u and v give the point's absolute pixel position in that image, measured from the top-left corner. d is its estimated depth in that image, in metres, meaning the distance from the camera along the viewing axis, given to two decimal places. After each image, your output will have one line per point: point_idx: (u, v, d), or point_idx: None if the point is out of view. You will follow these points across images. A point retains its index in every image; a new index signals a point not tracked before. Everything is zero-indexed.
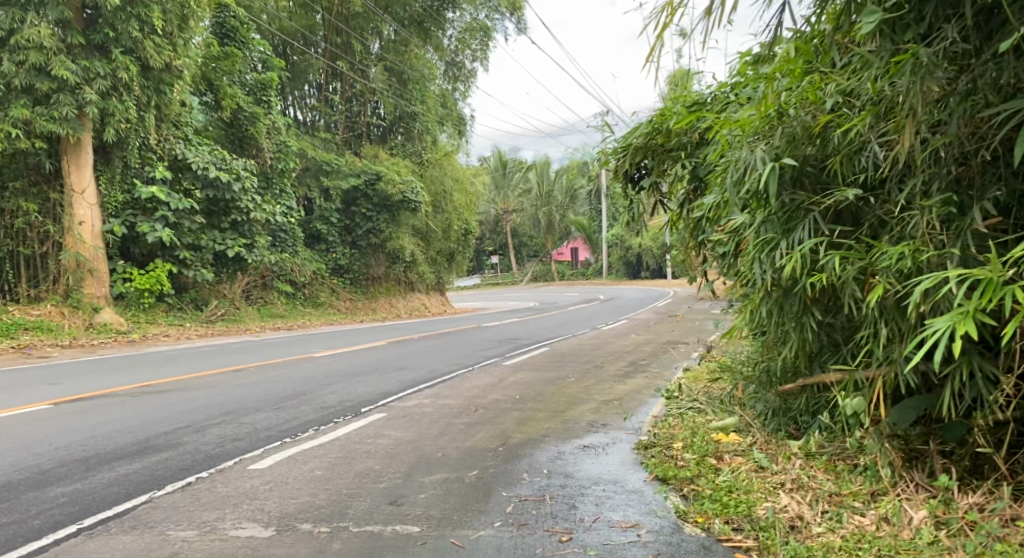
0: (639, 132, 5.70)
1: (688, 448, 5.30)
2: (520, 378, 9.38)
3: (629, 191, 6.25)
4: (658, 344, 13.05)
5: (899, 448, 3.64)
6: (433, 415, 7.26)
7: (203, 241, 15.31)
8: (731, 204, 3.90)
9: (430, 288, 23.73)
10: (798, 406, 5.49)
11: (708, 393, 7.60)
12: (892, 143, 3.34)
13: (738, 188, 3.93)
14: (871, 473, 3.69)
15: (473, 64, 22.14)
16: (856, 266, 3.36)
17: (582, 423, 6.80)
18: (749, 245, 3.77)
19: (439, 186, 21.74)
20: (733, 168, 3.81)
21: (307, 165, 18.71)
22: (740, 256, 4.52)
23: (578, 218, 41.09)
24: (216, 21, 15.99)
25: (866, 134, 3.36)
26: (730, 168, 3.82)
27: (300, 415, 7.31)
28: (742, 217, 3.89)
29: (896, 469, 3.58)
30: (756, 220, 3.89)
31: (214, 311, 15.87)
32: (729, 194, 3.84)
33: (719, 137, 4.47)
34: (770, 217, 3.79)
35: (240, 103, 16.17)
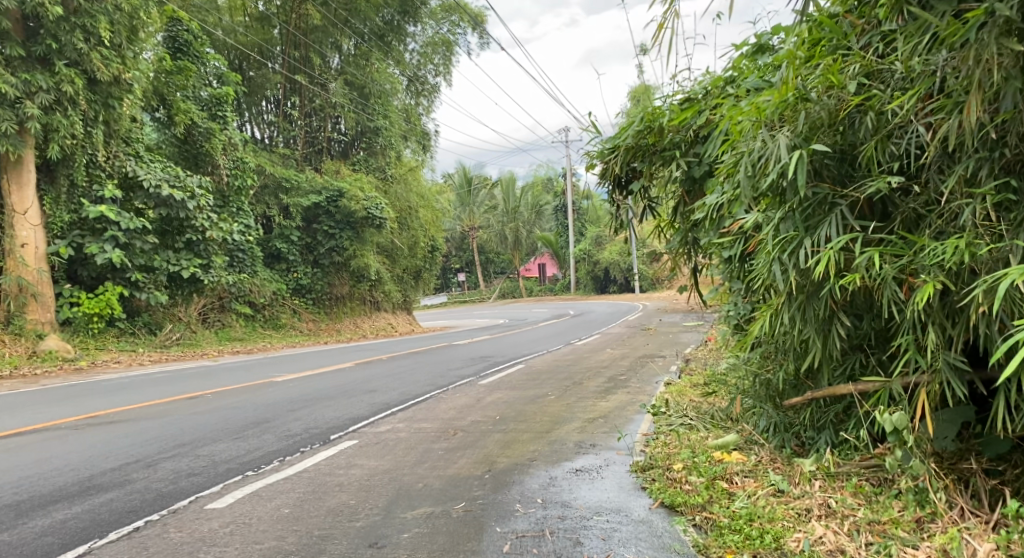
0: (629, 132, 5.36)
1: (692, 469, 4.92)
2: (497, 398, 8.92)
3: (616, 197, 5.92)
4: (635, 359, 12.73)
5: (943, 472, 3.33)
6: (409, 441, 6.75)
7: (156, 262, 14.50)
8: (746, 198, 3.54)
9: (397, 306, 23.15)
10: (803, 421, 5.22)
11: (699, 408, 7.26)
12: (936, 124, 3.05)
13: (753, 182, 3.57)
14: (911, 496, 3.36)
15: (435, 79, 21.86)
16: (895, 264, 3.05)
17: (569, 445, 6.38)
18: (768, 244, 3.41)
19: (404, 202, 21.22)
20: (748, 159, 3.47)
21: (266, 182, 18.09)
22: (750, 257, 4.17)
23: (544, 233, 40.93)
24: (168, 35, 15.30)
25: (906, 114, 3.08)
26: (745, 160, 3.47)
27: (263, 445, 6.72)
28: (757, 214, 3.53)
29: (945, 491, 3.26)
30: (773, 218, 3.54)
31: (169, 336, 15.01)
32: (745, 188, 3.49)
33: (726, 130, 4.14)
34: (789, 212, 3.43)
35: (195, 118, 15.45)
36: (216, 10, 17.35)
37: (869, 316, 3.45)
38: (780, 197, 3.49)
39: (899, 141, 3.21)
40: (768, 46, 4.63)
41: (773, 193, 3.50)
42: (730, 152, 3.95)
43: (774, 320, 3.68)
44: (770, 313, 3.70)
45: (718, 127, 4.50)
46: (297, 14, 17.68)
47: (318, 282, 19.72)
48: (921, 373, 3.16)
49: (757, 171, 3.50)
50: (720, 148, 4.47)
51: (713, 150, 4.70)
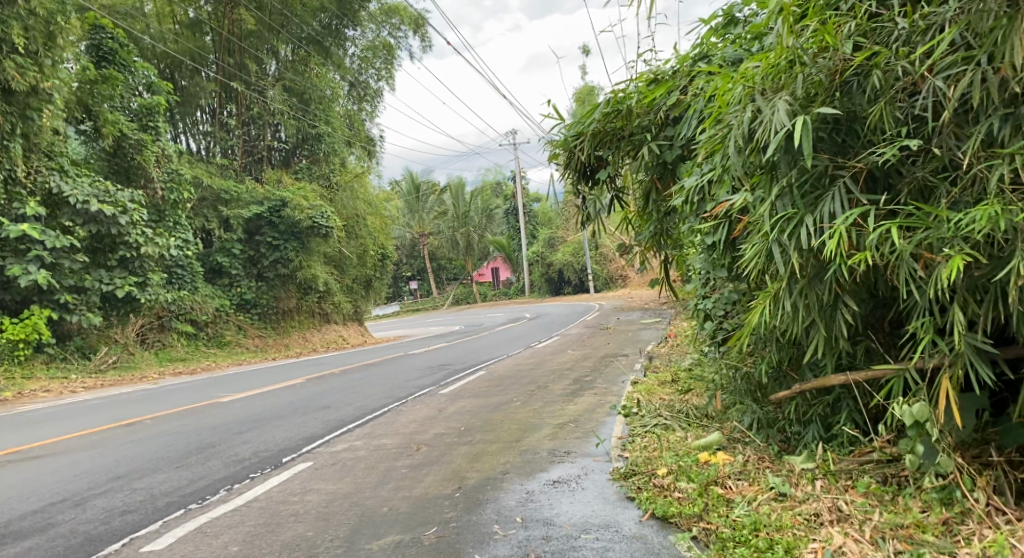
0: (594, 117, 5.02)
1: (679, 474, 4.59)
2: (460, 407, 8.47)
3: (580, 188, 5.59)
4: (597, 359, 12.43)
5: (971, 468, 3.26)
6: (369, 460, 6.27)
7: (87, 282, 13.54)
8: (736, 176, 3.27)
9: (348, 318, 22.42)
10: (787, 415, 5.00)
11: (672, 407, 6.99)
12: (953, 82, 2.92)
13: (743, 157, 3.32)
14: (934, 494, 3.30)
15: (378, 84, 21.19)
16: (914, 238, 2.87)
17: (542, 454, 6.02)
18: (764, 224, 3.13)
19: (351, 210, 20.58)
20: (736, 133, 3.21)
21: (203, 194, 17.23)
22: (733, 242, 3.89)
23: (496, 237, 40.58)
24: (91, 44, 14.33)
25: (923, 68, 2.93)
26: (733, 133, 3.21)
27: (209, 472, 6.13)
28: (749, 193, 3.29)
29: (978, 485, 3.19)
30: (765, 196, 3.28)
31: (104, 359, 14.05)
32: (734, 164, 3.23)
33: (709, 106, 3.85)
34: (785, 189, 3.18)
35: (124, 129, 14.54)
36: (144, 15, 16.36)
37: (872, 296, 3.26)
38: (773, 173, 3.25)
39: (905, 105, 3.05)
40: (740, 18, 4.37)
41: (766, 169, 3.26)
42: (711, 129, 3.70)
43: (767, 310, 3.39)
44: (763, 302, 3.41)
45: (694, 105, 4.25)
46: (229, 19, 16.88)
47: (264, 296, 18.89)
48: (940, 356, 3.04)
49: (747, 147, 3.26)
50: (698, 127, 4.21)
51: (689, 131, 4.44)
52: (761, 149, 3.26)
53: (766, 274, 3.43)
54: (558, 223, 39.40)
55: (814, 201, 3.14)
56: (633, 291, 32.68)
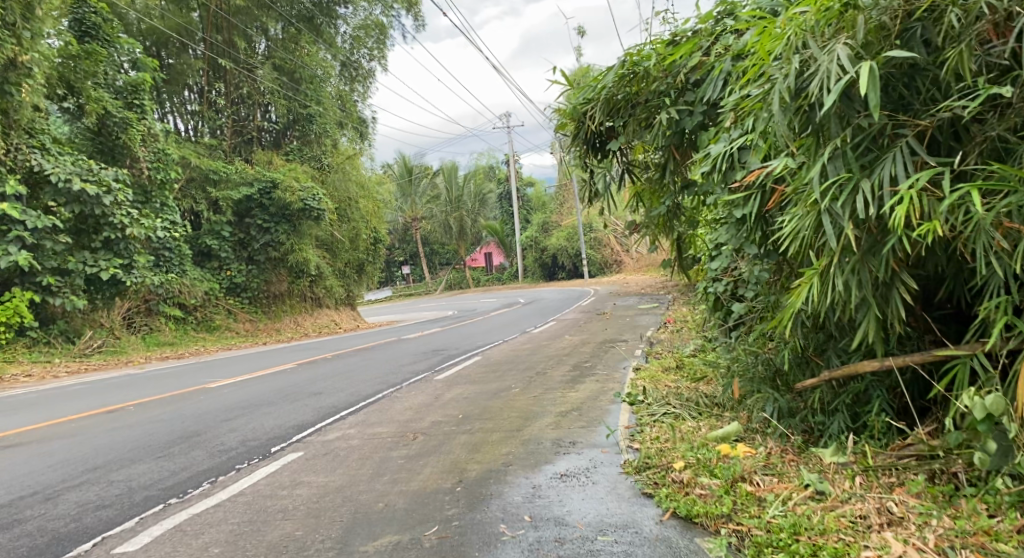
0: (608, 80, 4.64)
1: (698, 467, 4.32)
2: (457, 394, 8.12)
3: (588, 161, 5.24)
4: (596, 344, 12.11)
5: None
6: (362, 450, 5.92)
7: (71, 263, 13.05)
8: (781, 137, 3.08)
9: (340, 303, 21.98)
10: (810, 405, 4.69)
11: (680, 394, 6.65)
12: None
13: (790, 114, 3.13)
14: (1005, 499, 3.08)
15: (370, 64, 20.58)
16: (997, 205, 2.74)
17: (546, 444, 5.68)
18: (816, 192, 2.95)
19: (343, 193, 20.12)
20: (782, 89, 2.99)
21: (191, 174, 16.71)
22: (765, 214, 3.60)
23: (489, 222, 40.13)
24: (74, 18, 13.73)
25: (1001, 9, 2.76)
26: (779, 89, 2.99)
27: (192, 463, 5.76)
28: (794, 156, 3.13)
29: None
30: (814, 159, 3.10)
31: (89, 344, 13.64)
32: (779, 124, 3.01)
33: (744, 62, 3.52)
34: (840, 149, 3.01)
35: (108, 107, 13.98)
36: None
37: (932, 262, 3.14)
38: (824, 136, 3.07)
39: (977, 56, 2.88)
40: None
41: (813, 130, 3.07)
42: (747, 88, 3.44)
43: (812, 289, 3.22)
44: (807, 279, 3.25)
45: (721, 66, 3.92)
46: None
47: (254, 280, 18.43)
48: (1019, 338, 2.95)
49: (793, 106, 3.05)
50: (727, 89, 3.89)
51: (715, 94, 4.09)
52: (810, 106, 3.06)
53: (811, 250, 3.26)
54: (551, 208, 38.97)
55: (869, 165, 2.99)
56: (627, 277, 32.35)
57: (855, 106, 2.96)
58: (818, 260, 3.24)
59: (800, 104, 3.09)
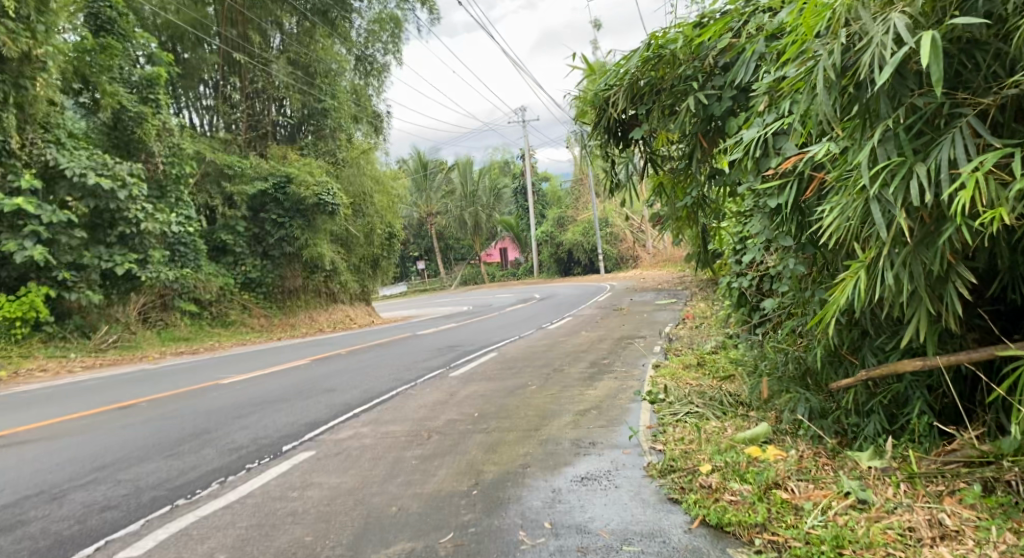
0: (632, 63, 4.41)
1: (726, 471, 4.10)
2: (473, 391, 7.94)
3: (608, 151, 5.03)
4: (614, 341, 11.87)
5: None
6: (376, 450, 5.75)
7: (86, 258, 13.00)
8: (826, 121, 2.89)
9: (355, 298, 21.86)
10: (844, 405, 4.46)
11: (702, 393, 6.43)
12: None
13: (837, 94, 2.93)
14: None
15: (385, 58, 20.39)
16: None
17: (565, 445, 5.49)
18: (865, 178, 2.78)
19: (358, 188, 19.98)
20: (828, 67, 2.80)
21: (206, 169, 16.63)
22: (805, 204, 3.40)
23: (504, 217, 39.92)
24: (90, 13, 13.70)
25: None
26: (824, 65, 2.79)
27: (201, 463, 5.62)
28: (841, 139, 2.95)
29: None
30: (862, 143, 2.92)
31: (105, 338, 13.60)
32: (825, 105, 2.82)
33: (782, 40, 3.30)
34: (892, 132, 2.82)
35: (124, 102, 13.91)
36: None
37: (993, 253, 2.93)
38: (871, 118, 2.89)
39: None
40: None
41: (860, 112, 2.89)
42: (786, 68, 3.23)
43: (857, 284, 3.06)
44: (853, 273, 3.09)
45: (754, 47, 3.66)
46: None
47: (269, 275, 18.38)
48: None
49: (839, 85, 2.87)
50: (761, 70, 3.66)
51: (747, 76, 3.82)
52: (857, 86, 2.88)
53: (856, 242, 3.10)
54: (567, 203, 38.66)
55: (922, 148, 2.81)
56: (643, 273, 32.00)
57: (908, 84, 2.77)
58: (865, 252, 3.07)
59: (846, 83, 2.90)
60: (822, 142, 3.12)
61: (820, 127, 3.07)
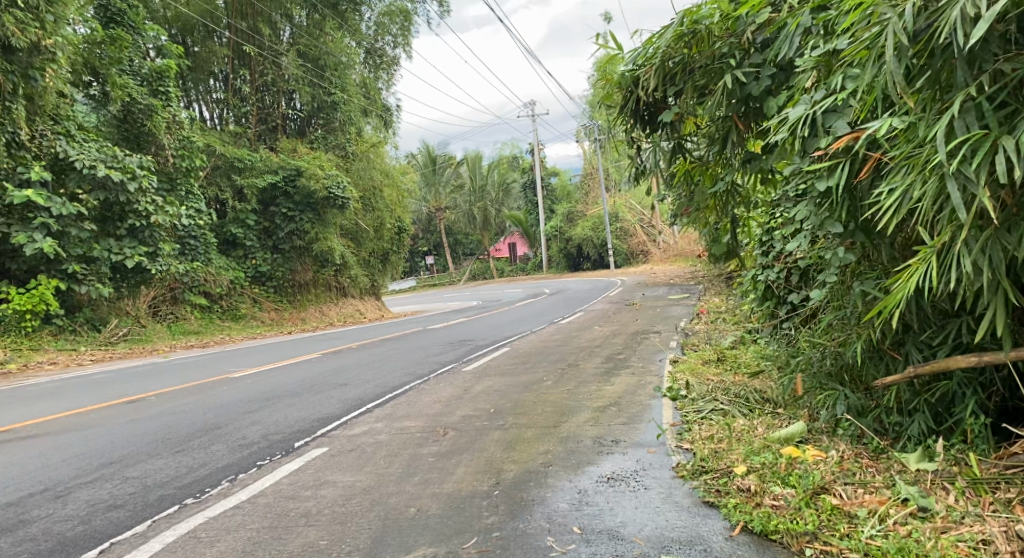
0: (664, 41, 4.20)
1: (764, 473, 3.91)
2: (488, 386, 7.75)
3: (634, 135, 4.82)
4: (628, 335, 11.65)
5: None
6: (391, 446, 5.57)
7: (96, 251, 12.83)
8: (895, 92, 2.69)
9: (365, 292, 21.67)
10: (885, 403, 4.23)
11: (727, 389, 6.19)
12: None
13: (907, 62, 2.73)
14: None
15: (394, 51, 20.20)
16: None
17: (586, 442, 5.27)
18: (944, 153, 2.57)
19: (368, 181, 19.78)
20: (900, 31, 2.59)
21: (217, 162, 16.48)
22: (860, 185, 3.20)
23: (514, 212, 39.69)
24: (99, 5, 13.51)
25: None
26: (896, 28, 2.59)
27: (211, 459, 5.46)
28: (911, 114, 2.74)
29: None
30: (936, 116, 2.71)
31: (115, 332, 13.46)
32: (895, 74, 2.61)
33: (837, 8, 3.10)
34: (972, 103, 2.61)
35: (134, 94, 13.75)
36: None
37: None
38: (942, 89, 2.70)
39: None
40: None
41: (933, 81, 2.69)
42: (842, 38, 3.03)
43: (926, 271, 2.87)
44: (919, 261, 2.90)
45: (799, 19, 3.43)
46: None
47: (279, 269, 18.23)
48: None
49: (910, 52, 2.67)
50: (807, 43, 3.46)
51: (791, 52, 3.56)
52: (930, 54, 2.69)
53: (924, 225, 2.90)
54: (577, 197, 38.37)
55: (1005, 121, 2.60)
56: (654, 268, 31.70)
57: (991, 49, 2.58)
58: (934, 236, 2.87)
59: (916, 51, 2.71)
60: (885, 117, 2.91)
61: (883, 101, 2.87)
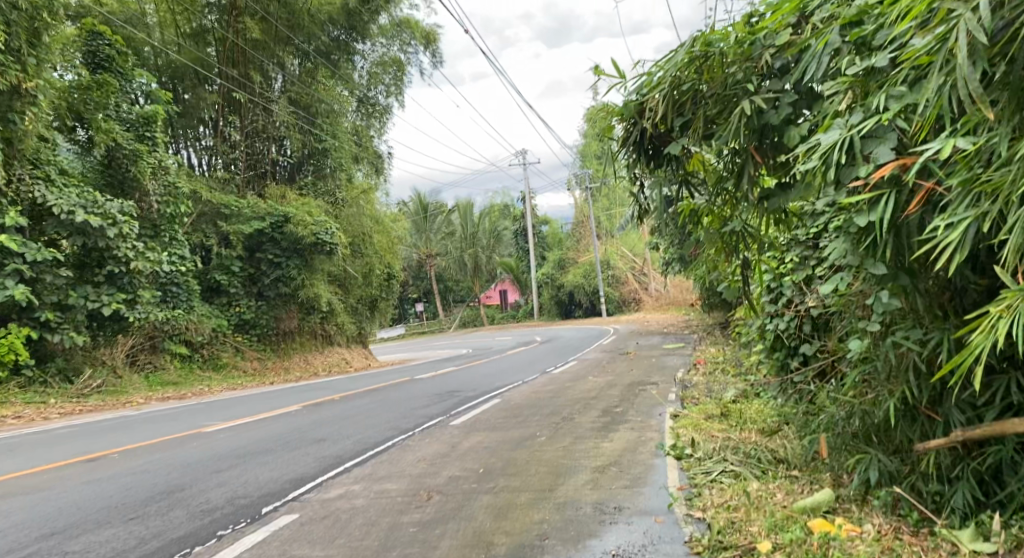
0: (673, 63, 3.87)
1: (793, 552, 3.53)
2: (476, 443, 7.19)
3: (637, 172, 4.45)
4: (625, 387, 11.10)
5: None
6: (368, 513, 5.00)
7: (72, 299, 12.28)
8: (967, 103, 2.34)
9: (351, 340, 21.05)
10: (922, 469, 3.78)
11: (735, 446, 5.71)
12: None
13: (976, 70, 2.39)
14: None
15: (387, 100, 20.03)
16: None
17: (586, 509, 4.74)
18: None
19: (357, 228, 19.32)
20: (976, 27, 2.25)
21: (202, 209, 16.12)
22: (913, 221, 2.83)
23: (505, 260, 39.35)
24: (87, 51, 13.26)
25: None
26: (971, 24, 2.25)
27: (165, 529, 4.87)
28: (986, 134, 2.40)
29: None
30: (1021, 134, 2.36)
31: (88, 383, 12.75)
32: (970, 78, 2.27)
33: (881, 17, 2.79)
34: None
35: (119, 139, 13.33)
36: (146, 26, 15.43)
37: None
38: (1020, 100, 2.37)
39: None
40: None
41: (1014, 88, 2.36)
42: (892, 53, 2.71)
43: (1015, 320, 2.49)
44: (1004, 308, 2.52)
45: (827, 38, 3.11)
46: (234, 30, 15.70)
47: (264, 316, 17.63)
48: None
49: (986, 54, 2.33)
50: (837, 62, 3.14)
51: (818, 74, 3.17)
52: (1008, 60, 2.36)
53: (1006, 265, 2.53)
54: (569, 244, 38.14)
55: None
56: (647, 316, 31.27)
57: None
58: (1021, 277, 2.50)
59: (990, 55, 2.37)
60: (946, 139, 2.57)
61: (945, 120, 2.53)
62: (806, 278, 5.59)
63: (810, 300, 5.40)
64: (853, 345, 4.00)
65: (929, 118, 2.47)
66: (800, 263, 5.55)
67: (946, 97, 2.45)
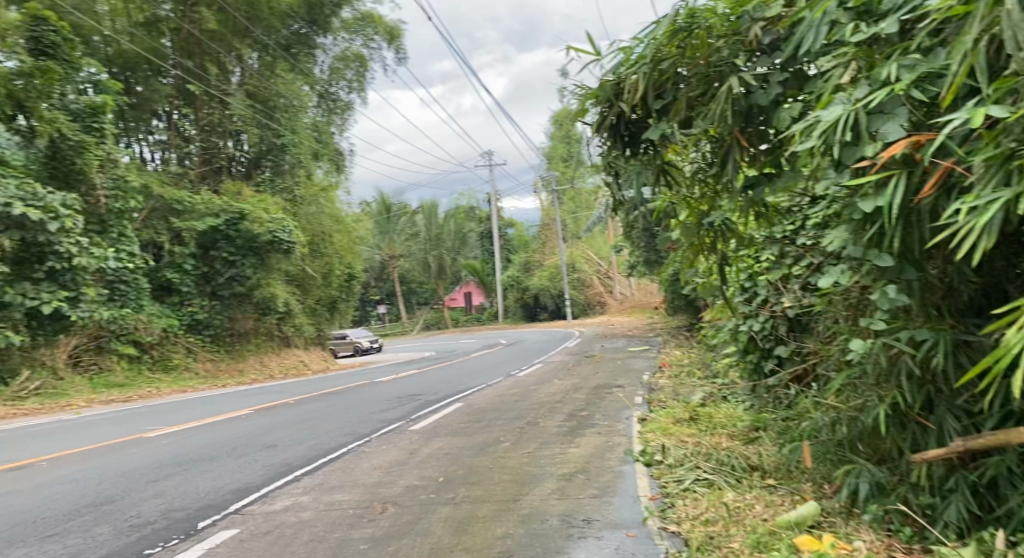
0: (656, 36, 3.56)
1: None
2: (437, 449, 6.79)
3: (610, 160, 4.11)
4: (590, 390, 10.81)
5: None
6: (315, 527, 4.58)
7: (7, 296, 11.63)
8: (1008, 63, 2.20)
9: (309, 342, 20.41)
10: (914, 480, 3.52)
11: (708, 451, 5.44)
12: None
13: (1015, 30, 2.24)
14: None
15: (348, 97, 19.51)
16: None
17: (552, 522, 4.40)
18: None
19: (316, 227, 18.72)
20: None
21: (153, 204, 15.37)
22: (926, 206, 2.66)
23: (470, 262, 38.90)
24: (29, 37, 12.14)
25: None
26: None
27: (87, 548, 4.37)
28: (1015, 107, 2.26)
29: None
30: None
31: (25, 385, 11.96)
32: None
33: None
34: None
35: (64, 130, 12.45)
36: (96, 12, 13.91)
37: None
38: None
39: None
40: None
41: None
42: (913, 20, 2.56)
43: None
44: None
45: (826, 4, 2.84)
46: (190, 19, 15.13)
47: (218, 316, 16.89)
48: None
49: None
50: (837, 36, 2.90)
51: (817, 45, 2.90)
52: None
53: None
54: (534, 247, 37.84)
55: None
56: (613, 319, 31.10)
57: None
58: None
59: None
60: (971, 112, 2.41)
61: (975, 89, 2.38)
62: (782, 277, 5.33)
63: (786, 300, 5.15)
64: (852, 346, 3.61)
65: (962, 74, 2.32)
66: (776, 261, 5.29)
67: (982, 55, 2.34)
